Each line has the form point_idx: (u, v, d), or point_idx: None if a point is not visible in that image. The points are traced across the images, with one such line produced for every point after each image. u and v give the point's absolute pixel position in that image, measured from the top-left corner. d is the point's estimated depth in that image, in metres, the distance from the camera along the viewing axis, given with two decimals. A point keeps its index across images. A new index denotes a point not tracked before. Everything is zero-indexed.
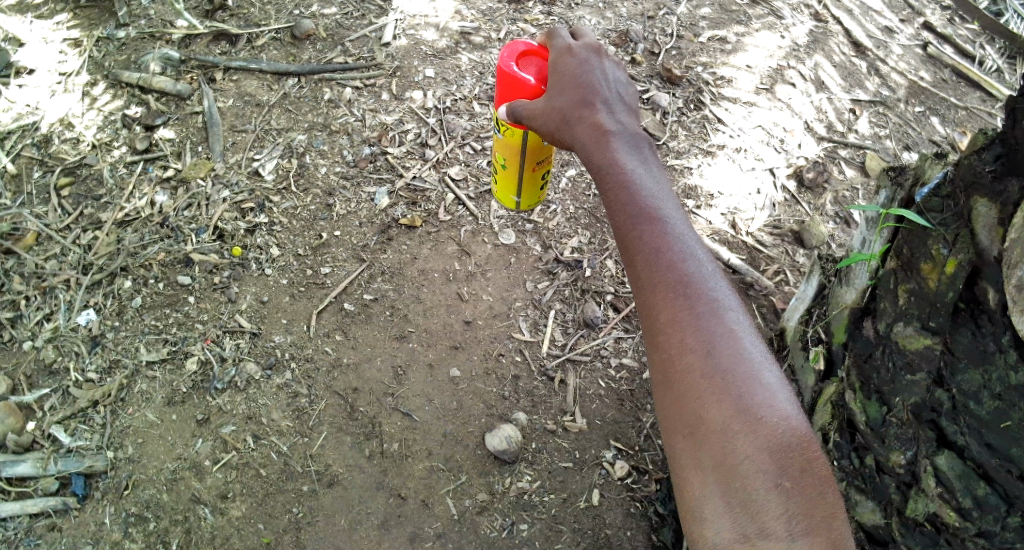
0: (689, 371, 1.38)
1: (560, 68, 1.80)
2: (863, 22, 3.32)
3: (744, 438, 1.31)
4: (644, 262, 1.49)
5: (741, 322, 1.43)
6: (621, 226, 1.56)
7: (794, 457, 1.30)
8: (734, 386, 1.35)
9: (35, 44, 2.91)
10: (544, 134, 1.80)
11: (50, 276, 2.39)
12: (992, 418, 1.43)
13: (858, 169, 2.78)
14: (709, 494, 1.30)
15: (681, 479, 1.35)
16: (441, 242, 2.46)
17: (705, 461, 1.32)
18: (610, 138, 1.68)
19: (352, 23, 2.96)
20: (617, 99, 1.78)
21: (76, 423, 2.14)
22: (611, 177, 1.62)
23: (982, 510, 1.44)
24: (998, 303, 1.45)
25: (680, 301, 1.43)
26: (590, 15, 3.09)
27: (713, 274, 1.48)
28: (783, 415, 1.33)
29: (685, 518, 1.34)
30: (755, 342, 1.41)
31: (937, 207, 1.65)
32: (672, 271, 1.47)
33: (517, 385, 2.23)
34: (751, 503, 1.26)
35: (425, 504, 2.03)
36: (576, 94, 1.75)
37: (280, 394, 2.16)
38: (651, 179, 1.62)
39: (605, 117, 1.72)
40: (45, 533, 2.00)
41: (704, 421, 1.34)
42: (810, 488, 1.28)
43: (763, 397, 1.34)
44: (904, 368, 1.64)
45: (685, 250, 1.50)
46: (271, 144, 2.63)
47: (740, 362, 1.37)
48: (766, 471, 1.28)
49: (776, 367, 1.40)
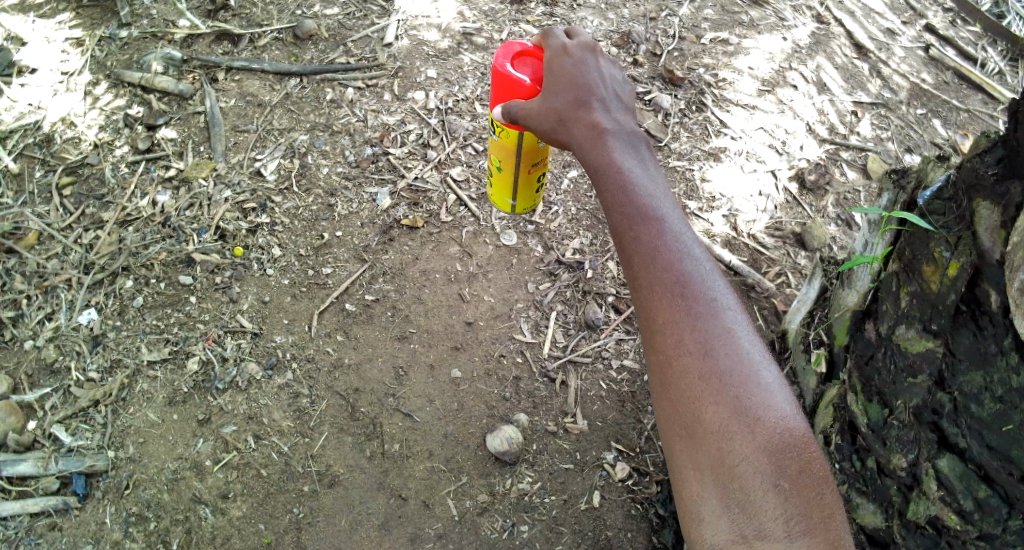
0: (686, 371, 1.38)
1: (556, 67, 1.80)
2: (864, 24, 3.32)
3: (742, 438, 1.30)
4: (641, 261, 1.49)
5: (738, 323, 1.43)
6: (618, 225, 1.55)
7: (793, 458, 1.30)
8: (731, 388, 1.35)
9: (36, 44, 2.91)
10: (540, 134, 1.80)
11: (51, 275, 2.39)
12: (993, 419, 1.42)
13: (859, 171, 2.78)
14: (707, 495, 1.29)
15: (677, 480, 1.35)
16: (442, 242, 2.46)
17: (702, 462, 1.32)
18: (607, 137, 1.68)
19: (353, 23, 2.96)
20: (613, 98, 1.78)
21: (76, 423, 2.14)
22: (607, 177, 1.62)
23: (983, 512, 1.43)
24: (999, 304, 1.43)
25: (676, 301, 1.43)
26: (591, 16, 3.09)
27: (710, 274, 1.48)
28: (780, 415, 1.33)
29: (682, 519, 1.33)
30: (752, 342, 1.42)
31: (939, 208, 1.64)
32: (669, 270, 1.46)
33: (518, 386, 2.23)
34: (749, 505, 1.26)
35: (425, 506, 2.03)
36: (572, 94, 1.75)
37: (281, 394, 2.16)
38: (648, 178, 1.62)
39: (602, 116, 1.72)
40: (46, 532, 2.00)
41: (702, 421, 1.34)
42: (808, 488, 1.28)
43: (761, 397, 1.35)
44: (906, 370, 1.64)
45: (682, 250, 1.49)
46: (273, 144, 2.63)
47: (737, 363, 1.37)
48: (763, 471, 1.28)
49: (774, 367, 1.41)
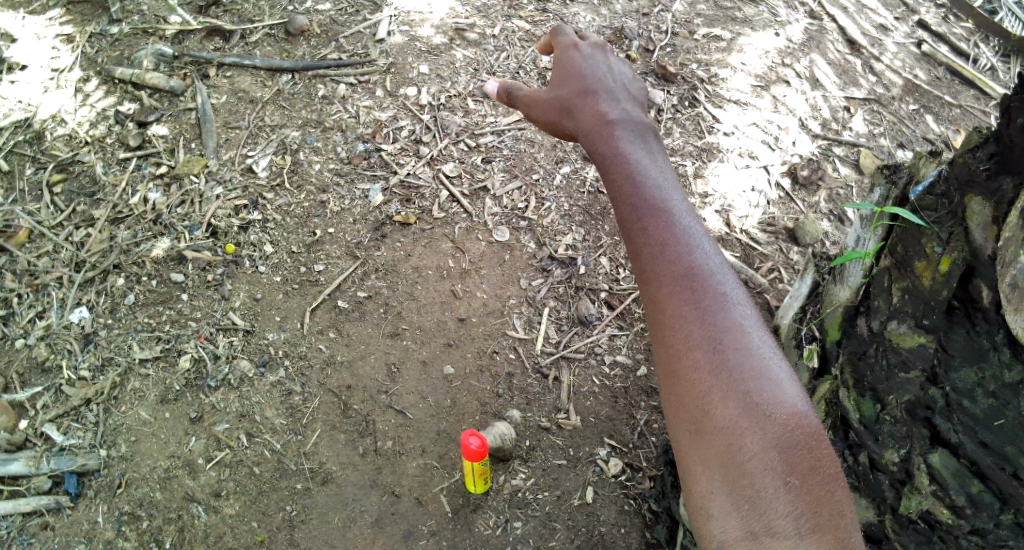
0: (694, 367, 1.35)
1: (565, 65, 1.86)
2: (857, 20, 3.33)
3: (752, 435, 1.27)
4: (647, 254, 1.46)
5: (748, 317, 1.39)
6: (624, 216, 1.53)
7: (803, 456, 1.26)
8: (740, 383, 1.31)
9: (26, 40, 2.89)
10: (548, 126, 1.83)
11: (42, 274, 2.38)
12: (985, 416, 1.39)
13: (852, 166, 2.78)
14: (714, 492, 1.27)
15: (686, 476, 1.32)
16: (435, 239, 2.45)
17: (711, 458, 1.29)
18: (613, 128, 1.67)
19: (345, 19, 2.95)
20: (621, 89, 1.79)
21: (69, 422, 2.14)
22: (613, 167, 1.60)
23: (977, 508, 1.41)
24: (993, 301, 1.38)
25: (683, 294, 1.40)
26: (585, 12, 3.08)
27: (719, 266, 1.44)
28: (791, 412, 1.29)
29: (693, 518, 1.30)
30: (763, 337, 1.38)
31: (931, 205, 1.60)
32: (676, 262, 1.44)
33: (511, 383, 2.23)
34: (758, 502, 1.23)
35: (418, 503, 2.03)
36: (580, 87, 1.78)
37: (273, 392, 2.16)
38: (655, 169, 1.60)
39: (608, 107, 1.72)
40: (38, 532, 2.00)
41: (709, 417, 1.31)
42: (818, 486, 1.24)
43: (771, 393, 1.31)
44: (900, 366, 1.60)
45: (690, 242, 1.46)
46: (265, 141, 2.62)
47: (746, 358, 1.34)
48: (772, 468, 1.24)
49: (785, 362, 1.37)
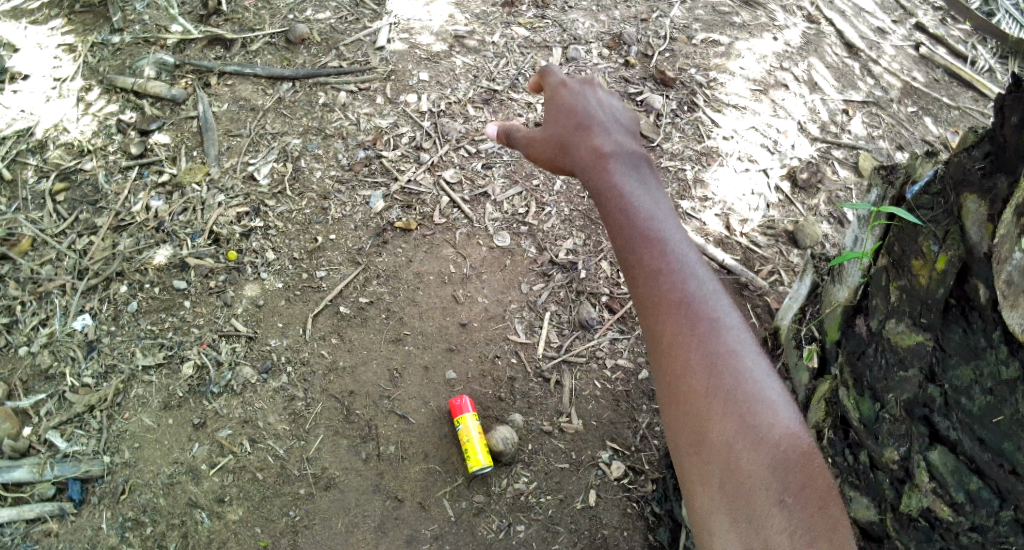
0: (694, 387, 1.36)
1: (552, 91, 1.83)
2: (855, 23, 3.36)
3: (751, 456, 1.28)
4: (644, 283, 1.46)
5: (744, 341, 1.40)
6: (620, 246, 1.52)
7: (800, 475, 1.27)
8: (739, 407, 1.32)
9: (29, 50, 2.93)
10: (541, 159, 1.79)
11: (45, 281, 2.40)
12: (983, 413, 1.33)
13: (851, 169, 2.80)
14: (715, 511, 1.27)
15: (688, 494, 1.32)
16: (435, 245, 2.46)
17: (712, 479, 1.29)
18: (606, 156, 1.64)
19: (345, 27, 2.97)
20: (610, 113, 1.75)
21: (72, 428, 2.15)
22: (608, 196, 1.58)
23: (975, 503, 1.34)
24: (987, 298, 1.35)
25: (681, 322, 1.40)
26: (583, 18, 3.11)
27: (715, 292, 1.44)
28: (788, 434, 1.30)
29: (694, 534, 1.30)
30: (757, 359, 1.39)
31: (926, 204, 1.57)
32: (672, 290, 1.43)
33: (513, 387, 2.24)
34: (759, 522, 1.23)
35: (421, 507, 2.03)
36: (569, 115, 1.75)
37: (275, 398, 2.16)
38: (649, 196, 1.57)
39: (599, 134, 1.69)
40: (41, 538, 2.01)
41: (709, 441, 1.31)
42: (816, 503, 1.25)
43: (768, 416, 1.32)
44: (900, 364, 1.56)
45: (685, 270, 1.46)
46: (266, 148, 2.63)
47: (744, 382, 1.34)
48: (772, 490, 1.25)
49: (779, 383, 1.38)
